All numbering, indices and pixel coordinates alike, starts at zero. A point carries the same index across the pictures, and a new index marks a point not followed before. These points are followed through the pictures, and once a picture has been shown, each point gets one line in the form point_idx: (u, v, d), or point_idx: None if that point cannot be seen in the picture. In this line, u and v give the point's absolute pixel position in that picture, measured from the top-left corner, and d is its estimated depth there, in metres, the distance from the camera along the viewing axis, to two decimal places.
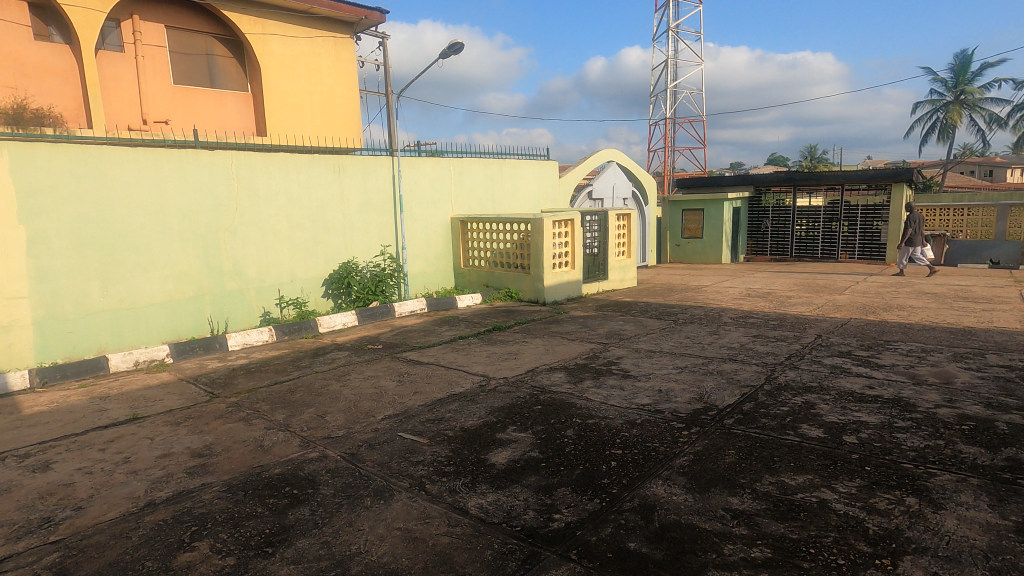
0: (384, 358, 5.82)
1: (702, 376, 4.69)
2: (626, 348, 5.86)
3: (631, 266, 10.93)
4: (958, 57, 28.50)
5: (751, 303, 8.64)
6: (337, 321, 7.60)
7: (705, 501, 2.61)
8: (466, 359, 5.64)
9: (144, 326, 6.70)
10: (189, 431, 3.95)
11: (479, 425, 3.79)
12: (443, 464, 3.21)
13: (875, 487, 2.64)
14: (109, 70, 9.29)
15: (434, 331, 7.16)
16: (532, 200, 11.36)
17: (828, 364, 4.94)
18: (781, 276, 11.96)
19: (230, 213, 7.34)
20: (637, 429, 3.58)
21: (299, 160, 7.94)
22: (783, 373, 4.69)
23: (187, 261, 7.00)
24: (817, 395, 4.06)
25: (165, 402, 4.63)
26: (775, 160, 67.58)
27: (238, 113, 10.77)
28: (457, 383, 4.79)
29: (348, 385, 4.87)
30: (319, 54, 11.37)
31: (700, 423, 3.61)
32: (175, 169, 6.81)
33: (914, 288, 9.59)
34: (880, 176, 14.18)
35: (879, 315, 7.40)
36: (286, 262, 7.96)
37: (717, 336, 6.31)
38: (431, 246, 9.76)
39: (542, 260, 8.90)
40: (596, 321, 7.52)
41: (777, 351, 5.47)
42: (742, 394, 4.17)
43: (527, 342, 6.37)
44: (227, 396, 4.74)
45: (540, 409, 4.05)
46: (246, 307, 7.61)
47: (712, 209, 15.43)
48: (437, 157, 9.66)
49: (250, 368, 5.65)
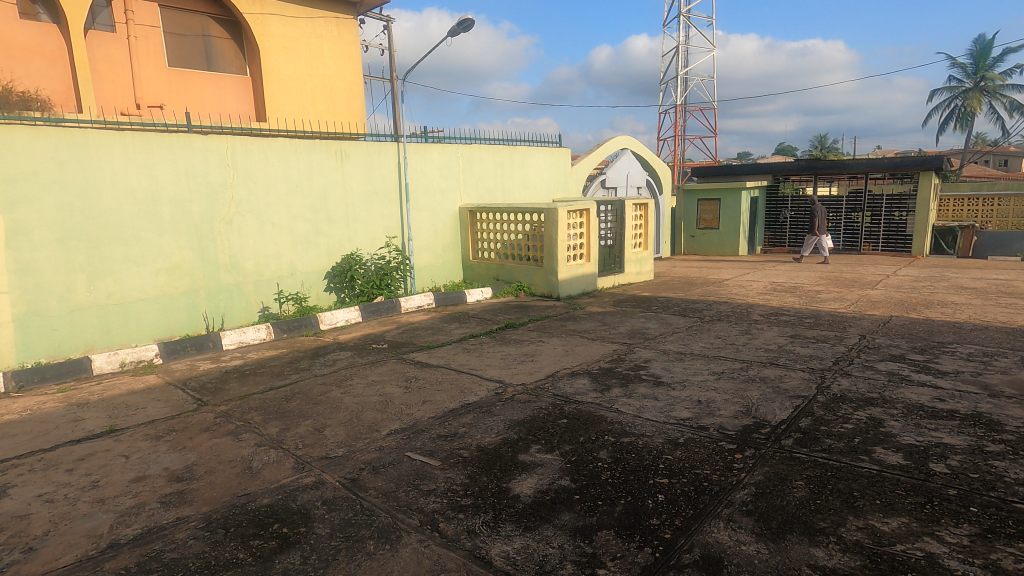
0: (390, 361, 5.35)
1: (744, 385, 4.19)
2: (654, 350, 5.36)
3: (648, 258, 10.39)
4: (978, 42, 27.72)
5: (780, 299, 8.11)
6: (340, 317, 7.13)
7: (784, 554, 2.13)
8: (480, 362, 5.16)
9: (134, 322, 6.27)
10: (170, 449, 3.49)
11: (499, 444, 3.33)
12: (459, 496, 2.74)
13: (990, 537, 2.15)
14: (100, 52, 8.78)
15: (443, 329, 6.67)
16: (543, 190, 10.83)
17: (884, 370, 4.44)
18: (806, 268, 11.34)
19: (226, 202, 6.87)
20: (681, 451, 3.11)
21: (298, 145, 7.45)
22: (836, 382, 4.17)
23: (180, 253, 6.56)
24: (882, 410, 3.56)
25: (149, 412, 4.18)
26: (785, 150, 66.76)
27: (237, 97, 10.30)
28: (470, 391, 4.31)
29: (350, 393, 4.41)
30: (321, 35, 10.84)
31: (754, 444, 3.13)
32: (166, 154, 6.34)
33: (951, 282, 9.04)
34: (907, 164, 13.49)
35: (923, 312, 6.87)
36: (286, 254, 7.50)
37: (751, 335, 5.81)
38: (439, 237, 9.26)
39: (555, 252, 8.38)
40: (616, 318, 7.02)
41: (821, 354, 4.99)
42: (794, 407, 3.68)
43: (544, 342, 5.87)
44: (217, 404, 4.29)
45: (566, 424, 3.58)
46: (243, 302, 7.17)
47: (729, 198, 14.86)
48: (445, 143, 9.15)
49: (244, 371, 5.20)
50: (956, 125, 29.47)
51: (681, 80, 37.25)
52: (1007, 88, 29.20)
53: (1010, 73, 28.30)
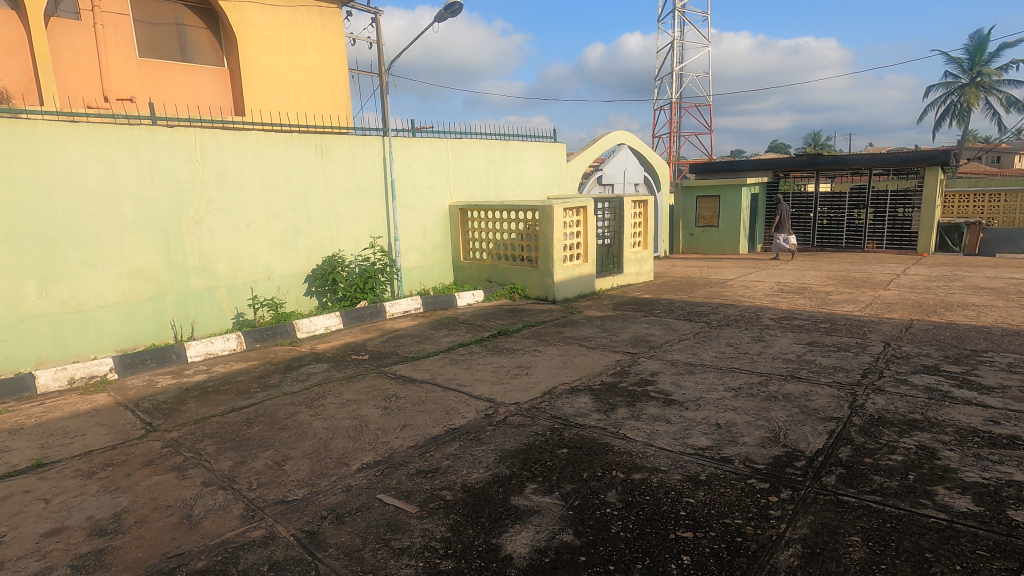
0: (369, 375, 4.82)
1: (767, 404, 3.70)
2: (661, 361, 4.86)
3: (647, 258, 9.89)
4: (975, 38, 27.42)
5: (789, 301, 7.64)
6: (319, 324, 6.58)
7: None
8: (469, 377, 4.64)
9: (93, 331, 5.71)
10: (100, 490, 2.96)
11: (488, 483, 2.82)
12: (437, 557, 2.25)
13: None
14: (63, 41, 8.11)
15: (429, 337, 6.15)
16: (538, 187, 10.32)
17: (920, 386, 3.96)
18: (812, 268, 10.88)
19: (195, 200, 6.32)
20: (705, 492, 2.62)
21: (273, 138, 6.90)
22: (870, 401, 3.68)
23: (145, 255, 6.01)
24: (931, 436, 3.08)
25: (87, 441, 3.64)
26: (778, 146, 66.83)
27: (213, 90, 9.75)
28: (456, 413, 3.80)
29: (321, 415, 3.89)
30: (303, 25, 10.25)
31: (790, 483, 2.64)
32: (127, 148, 5.78)
33: (966, 282, 8.61)
34: (913, 159, 13.05)
35: (945, 315, 6.43)
36: (262, 256, 6.96)
37: (765, 343, 5.33)
38: (428, 237, 8.74)
39: (551, 252, 7.88)
40: (616, 324, 6.52)
41: (846, 365, 4.51)
42: (828, 433, 3.19)
43: (539, 352, 5.36)
44: (167, 430, 3.76)
45: (566, 456, 3.07)
46: (215, 308, 6.62)
47: (729, 195, 14.38)
48: (434, 138, 8.63)
49: (206, 388, 4.66)
50: (953, 121, 29.31)
51: (676, 76, 37.00)
52: (1004, 83, 29.06)
53: (1006, 68, 28.13)
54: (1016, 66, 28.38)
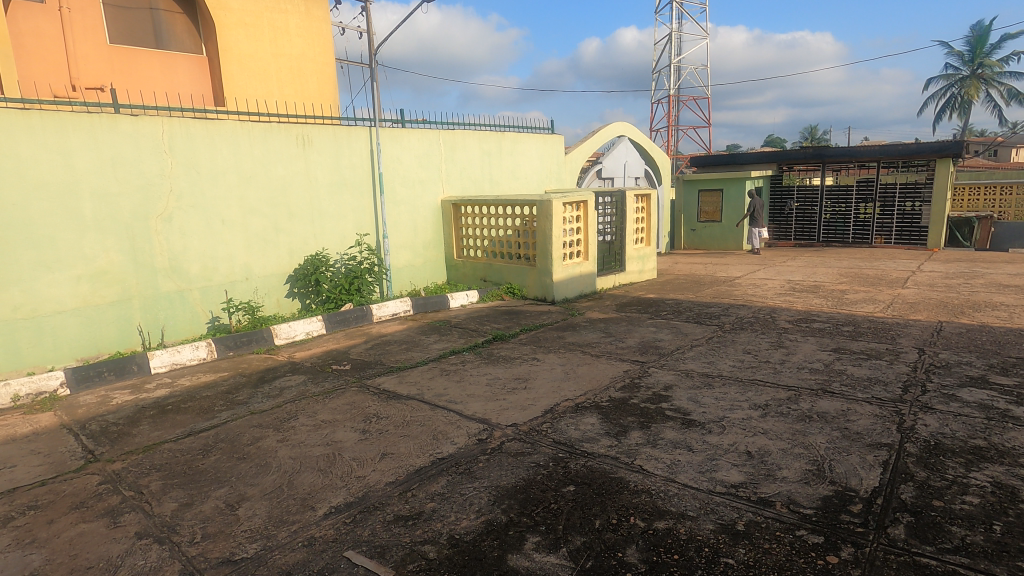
0: (349, 390, 4.30)
1: (802, 427, 3.21)
2: (674, 372, 4.37)
3: (651, 256, 9.41)
4: (976, 29, 26.97)
5: (804, 301, 7.16)
6: (299, 330, 6.06)
7: None
8: (461, 392, 4.14)
9: (50, 339, 5.18)
10: (10, 545, 2.44)
11: (480, 535, 2.32)
12: None
13: None
14: (25, 24, 7.49)
15: (418, 344, 5.63)
16: (535, 180, 9.80)
17: (972, 402, 3.49)
18: (821, 264, 10.40)
19: (163, 195, 5.79)
20: (749, 548, 2.13)
21: (249, 128, 6.36)
22: (921, 422, 3.20)
23: (107, 256, 5.47)
24: (1006, 470, 2.60)
25: (14, 475, 3.12)
26: (774, 142, 66.63)
27: (190, 79, 9.19)
28: (445, 438, 3.30)
29: (290, 441, 3.38)
30: (286, 10, 9.69)
31: (852, 536, 2.16)
32: (86, 138, 5.23)
33: (987, 280, 8.18)
34: (923, 151, 12.57)
35: (974, 316, 5.97)
36: (239, 256, 6.43)
37: (787, 350, 4.83)
38: (419, 234, 8.22)
39: (549, 250, 7.39)
40: (622, 328, 6.02)
41: (883, 377, 4.02)
42: (882, 465, 2.70)
43: (539, 362, 4.85)
44: (111, 460, 3.25)
45: (573, 496, 2.58)
46: (188, 313, 6.09)
47: (732, 189, 13.92)
48: (425, 129, 8.11)
49: (166, 406, 4.15)
50: (954, 114, 28.86)
51: (676, 68, 36.55)
52: (1005, 75, 28.63)
53: (1007, 60, 27.73)
54: (1017, 58, 28.03)
